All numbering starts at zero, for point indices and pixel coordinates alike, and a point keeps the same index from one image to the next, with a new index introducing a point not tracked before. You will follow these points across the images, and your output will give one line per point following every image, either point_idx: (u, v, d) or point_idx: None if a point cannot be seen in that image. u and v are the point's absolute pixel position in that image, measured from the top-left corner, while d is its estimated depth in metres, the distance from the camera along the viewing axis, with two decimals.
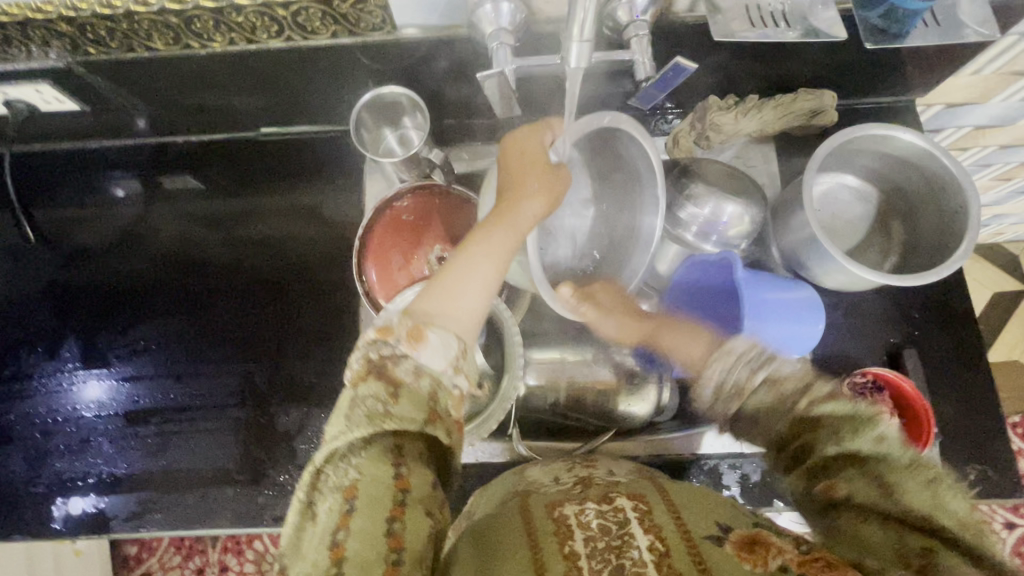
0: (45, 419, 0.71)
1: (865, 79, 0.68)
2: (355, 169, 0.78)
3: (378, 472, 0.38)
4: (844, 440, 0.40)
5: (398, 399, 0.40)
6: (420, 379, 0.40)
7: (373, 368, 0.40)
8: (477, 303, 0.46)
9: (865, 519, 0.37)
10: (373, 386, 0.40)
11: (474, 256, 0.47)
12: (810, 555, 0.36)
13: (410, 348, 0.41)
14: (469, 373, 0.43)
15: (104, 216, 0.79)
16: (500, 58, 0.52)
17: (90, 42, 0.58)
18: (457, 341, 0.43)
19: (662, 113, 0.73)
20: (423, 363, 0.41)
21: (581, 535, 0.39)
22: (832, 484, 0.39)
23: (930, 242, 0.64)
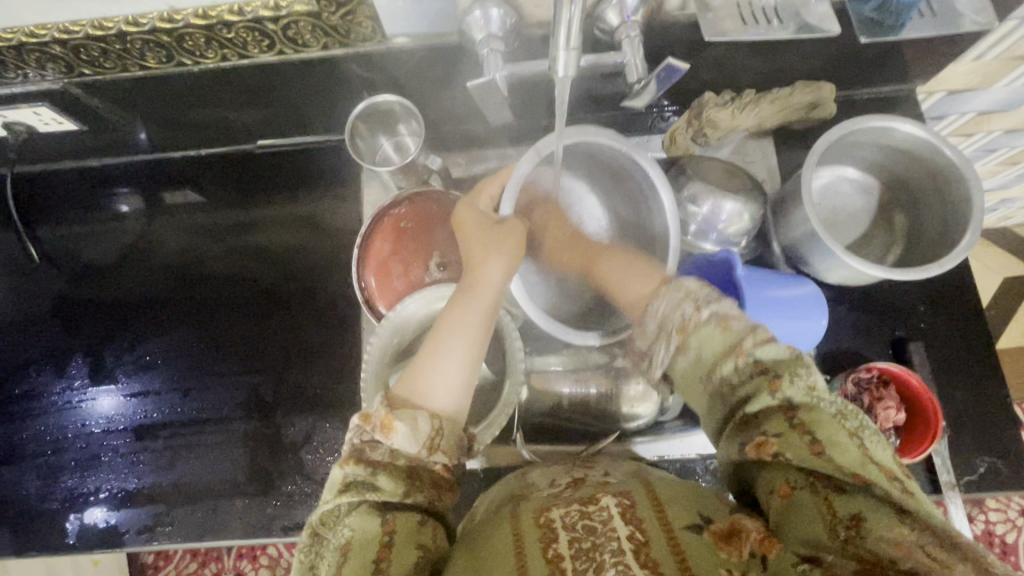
0: (55, 436, 0.72)
1: (862, 69, 0.67)
2: (352, 178, 0.78)
3: (368, 525, 0.41)
4: (779, 390, 0.40)
5: (378, 474, 0.42)
6: (396, 461, 0.43)
7: (352, 451, 0.43)
8: (455, 380, 0.48)
9: (794, 482, 0.38)
10: (353, 467, 0.43)
11: (443, 335, 0.49)
12: (770, 535, 0.38)
13: (384, 437, 0.43)
14: (446, 447, 0.45)
15: (107, 232, 0.80)
16: (491, 64, 0.52)
17: (84, 63, 0.59)
18: (426, 418, 0.45)
19: (658, 110, 0.72)
20: (397, 447, 0.43)
21: (565, 536, 0.39)
22: (763, 444, 0.40)
23: (932, 234, 0.63)
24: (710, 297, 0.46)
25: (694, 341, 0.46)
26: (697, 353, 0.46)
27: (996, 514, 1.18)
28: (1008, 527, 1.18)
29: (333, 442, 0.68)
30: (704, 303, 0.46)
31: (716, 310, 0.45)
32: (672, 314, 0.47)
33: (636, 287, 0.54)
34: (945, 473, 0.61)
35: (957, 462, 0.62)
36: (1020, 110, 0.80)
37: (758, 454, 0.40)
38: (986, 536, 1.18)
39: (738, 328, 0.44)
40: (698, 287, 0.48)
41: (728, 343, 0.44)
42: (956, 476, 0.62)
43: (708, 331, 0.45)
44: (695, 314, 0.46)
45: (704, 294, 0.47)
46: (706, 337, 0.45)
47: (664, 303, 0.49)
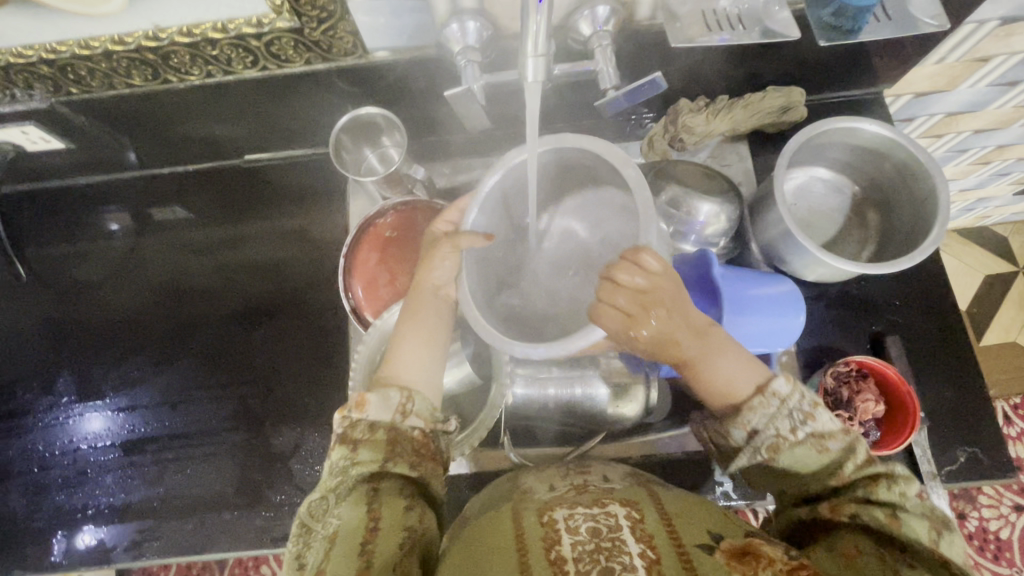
0: (42, 453, 0.71)
1: (830, 73, 0.70)
2: (339, 191, 0.79)
3: (354, 514, 0.43)
4: (875, 491, 0.44)
5: (360, 448, 0.45)
6: (375, 433, 0.45)
7: (337, 436, 0.46)
8: (423, 358, 0.51)
9: (859, 547, 0.42)
10: (339, 449, 0.45)
11: (408, 325, 0.53)
12: (796, 564, 0.38)
13: (357, 412, 0.46)
14: (421, 414, 0.48)
15: (96, 250, 0.81)
16: (469, 75, 0.53)
17: (71, 81, 0.61)
18: (398, 391, 0.47)
19: (637, 117, 0.74)
20: (374, 417, 0.46)
21: (569, 539, 0.40)
22: (838, 509, 0.44)
23: (904, 229, 0.65)
24: (805, 412, 0.46)
25: (785, 458, 0.46)
26: (787, 467, 0.47)
27: (989, 511, 1.19)
28: (1002, 524, 1.19)
29: (323, 451, 0.69)
30: (800, 424, 0.46)
31: (812, 432, 0.46)
32: (769, 429, 0.47)
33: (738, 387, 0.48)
34: (926, 464, 0.62)
35: (938, 453, 0.63)
36: (986, 110, 0.83)
37: (832, 511, 0.44)
38: (980, 533, 1.19)
39: (837, 448, 0.46)
40: (792, 395, 0.47)
41: (827, 465, 0.46)
42: (938, 467, 0.63)
43: (803, 450, 0.46)
44: (790, 430, 0.46)
45: (801, 406, 0.47)
46: (799, 454, 0.46)
47: (759, 416, 0.47)
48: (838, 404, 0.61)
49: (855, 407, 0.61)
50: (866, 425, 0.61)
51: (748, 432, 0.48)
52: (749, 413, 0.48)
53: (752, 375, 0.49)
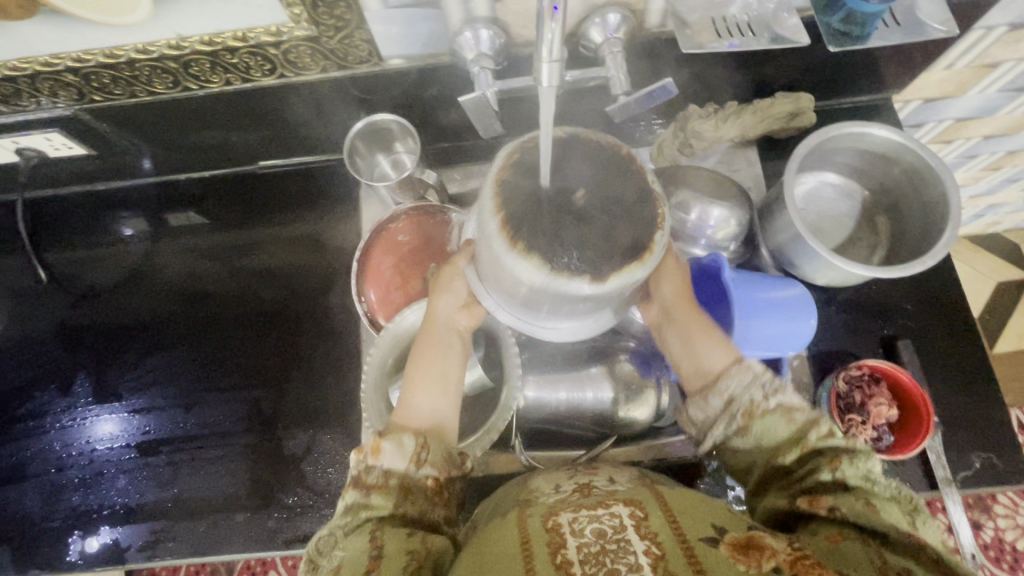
0: (59, 454, 0.72)
1: (839, 79, 0.70)
2: (351, 196, 0.81)
3: (358, 548, 0.43)
4: (840, 467, 0.43)
5: (372, 494, 0.45)
6: (388, 480, 0.45)
7: (350, 480, 0.46)
8: (434, 402, 0.51)
9: (845, 536, 0.40)
10: (353, 494, 0.45)
11: (420, 359, 0.53)
12: (799, 555, 0.38)
13: (375, 460, 0.46)
14: (435, 461, 0.47)
15: (113, 254, 0.82)
16: (482, 82, 0.55)
17: (94, 89, 0.62)
18: (412, 438, 0.47)
19: (646, 122, 0.75)
20: (387, 467, 0.46)
21: (574, 542, 0.40)
22: (815, 500, 0.42)
23: (914, 234, 0.65)
24: (777, 386, 0.47)
25: (758, 426, 0.46)
26: (759, 437, 0.46)
27: (1004, 520, 1.17)
28: (1018, 534, 1.17)
29: (334, 453, 0.69)
30: (771, 392, 0.46)
31: (782, 401, 0.46)
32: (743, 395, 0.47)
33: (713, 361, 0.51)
34: (940, 469, 0.62)
35: (952, 458, 0.63)
36: (996, 116, 0.83)
37: (810, 504, 0.42)
38: (996, 543, 1.17)
39: (803, 420, 0.45)
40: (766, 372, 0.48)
41: (794, 435, 0.45)
42: (953, 472, 0.62)
43: (773, 421, 0.46)
44: (758, 402, 0.47)
45: (774, 380, 0.47)
46: (771, 426, 0.46)
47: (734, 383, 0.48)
48: (851, 408, 0.62)
49: (868, 411, 0.61)
50: (879, 430, 0.61)
51: (726, 398, 0.48)
52: (723, 382, 0.49)
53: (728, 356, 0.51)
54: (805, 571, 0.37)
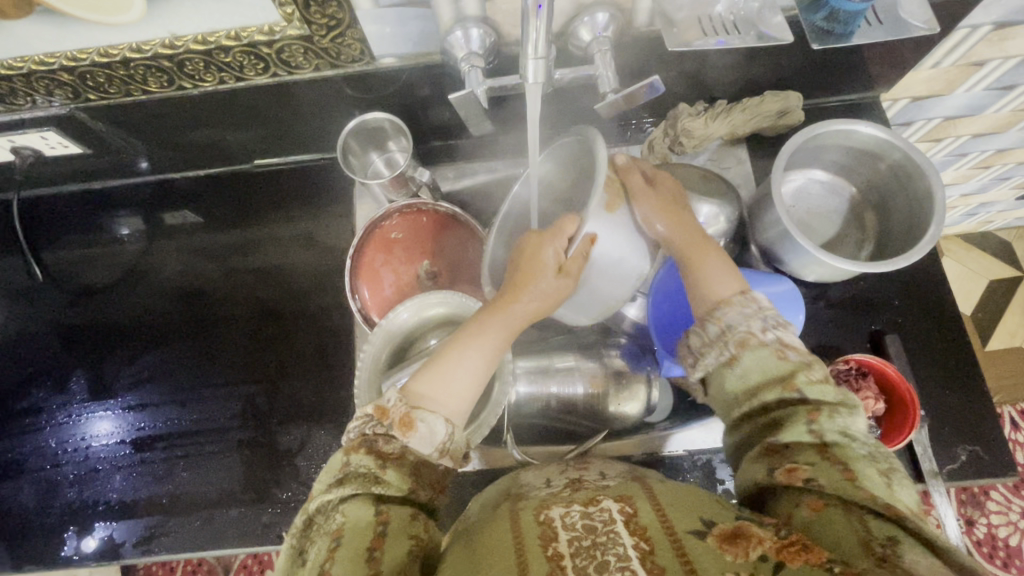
0: (55, 451, 0.73)
1: (827, 77, 0.71)
2: (345, 195, 0.81)
3: (364, 513, 0.42)
4: (815, 420, 0.42)
5: (387, 469, 0.44)
6: (405, 457, 0.45)
7: (364, 441, 0.45)
8: (465, 389, 0.49)
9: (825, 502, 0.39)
10: (364, 458, 0.44)
11: (471, 341, 0.50)
12: (787, 541, 0.37)
13: (401, 434, 0.45)
14: (455, 454, 0.47)
15: (109, 253, 0.83)
16: (472, 80, 0.55)
17: (89, 88, 0.63)
18: (441, 427, 0.47)
19: (637, 121, 0.76)
20: (409, 445, 0.45)
21: (565, 536, 0.41)
22: (793, 470, 0.41)
23: (901, 230, 0.66)
24: (778, 324, 0.47)
25: (749, 358, 0.46)
26: (747, 370, 0.46)
27: (997, 517, 1.18)
28: (1011, 530, 1.17)
29: (328, 448, 0.70)
30: (770, 325, 0.47)
31: (779, 336, 0.46)
32: (740, 326, 0.47)
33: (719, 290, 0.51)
34: (927, 461, 0.62)
35: (938, 451, 0.63)
36: (983, 115, 0.84)
37: (787, 477, 0.41)
38: (989, 540, 1.18)
39: (795, 359, 0.45)
40: (768, 307, 0.48)
41: (782, 371, 0.45)
42: (939, 465, 0.63)
43: (766, 354, 0.46)
44: (757, 330, 0.47)
45: (776, 316, 0.48)
46: (762, 359, 0.46)
47: (732, 313, 0.48)
48: None
49: None
50: (867, 423, 0.62)
51: (721, 325, 0.48)
52: (720, 310, 0.49)
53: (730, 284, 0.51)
54: (790, 558, 0.36)
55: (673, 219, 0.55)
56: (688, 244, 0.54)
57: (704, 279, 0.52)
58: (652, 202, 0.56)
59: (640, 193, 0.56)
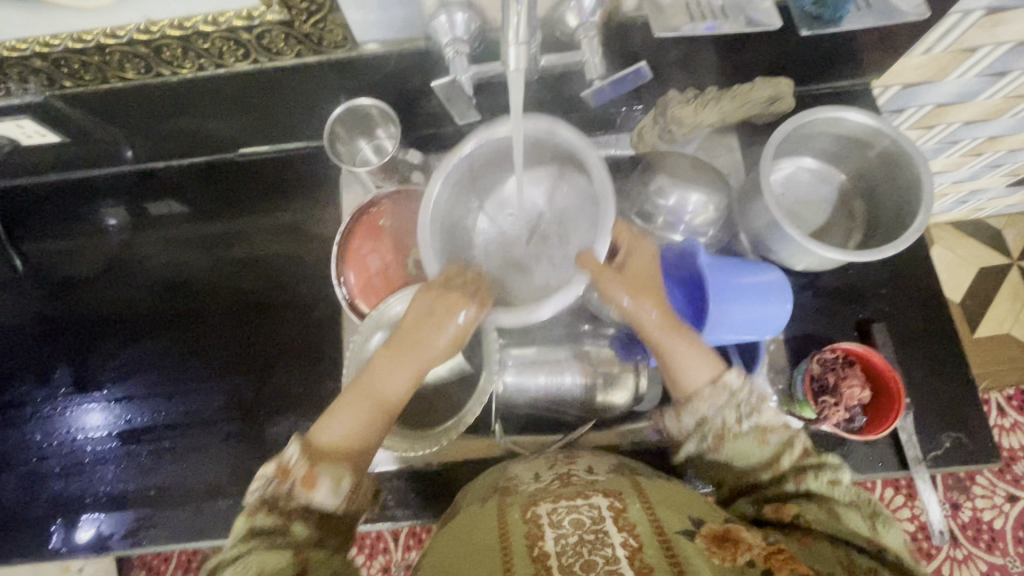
0: (41, 443, 0.72)
1: (818, 63, 0.70)
2: (332, 184, 0.80)
3: (277, 562, 0.44)
4: (803, 480, 0.46)
5: (292, 522, 0.46)
6: (309, 511, 0.46)
7: (262, 501, 0.46)
8: (346, 430, 0.50)
9: (812, 537, 0.43)
10: (267, 517, 0.46)
11: (377, 373, 0.52)
12: (773, 548, 0.41)
13: (303, 492, 0.47)
14: (360, 494, 0.49)
15: (93, 244, 0.81)
16: (457, 66, 0.54)
17: (65, 75, 0.61)
18: (346, 477, 0.48)
19: (627, 109, 0.75)
20: (315, 503, 0.47)
21: (552, 534, 0.42)
22: (780, 509, 0.45)
23: (889, 218, 0.65)
24: (752, 406, 0.49)
25: (729, 450, 0.49)
26: (729, 458, 0.49)
27: (982, 501, 1.20)
28: (995, 514, 1.19)
29: None
30: (745, 416, 0.49)
31: (755, 425, 0.48)
32: (716, 416, 0.49)
33: (697, 375, 0.51)
34: (912, 449, 0.63)
35: (924, 439, 0.64)
36: (975, 101, 0.84)
37: (775, 513, 0.45)
38: (973, 523, 1.20)
39: (775, 443, 0.48)
40: (742, 389, 0.50)
41: (767, 457, 0.48)
42: (924, 452, 0.64)
43: (748, 443, 0.48)
44: (733, 424, 0.49)
45: (749, 401, 0.49)
46: (744, 447, 0.48)
47: (708, 405, 0.50)
48: (825, 389, 0.62)
49: (842, 393, 0.62)
50: (851, 412, 0.62)
51: (698, 419, 0.50)
52: (693, 403, 0.50)
53: (708, 367, 0.51)
54: (777, 565, 0.40)
55: (658, 299, 0.54)
56: (669, 318, 0.53)
57: (680, 368, 0.52)
58: (631, 285, 0.54)
59: (618, 284, 0.53)
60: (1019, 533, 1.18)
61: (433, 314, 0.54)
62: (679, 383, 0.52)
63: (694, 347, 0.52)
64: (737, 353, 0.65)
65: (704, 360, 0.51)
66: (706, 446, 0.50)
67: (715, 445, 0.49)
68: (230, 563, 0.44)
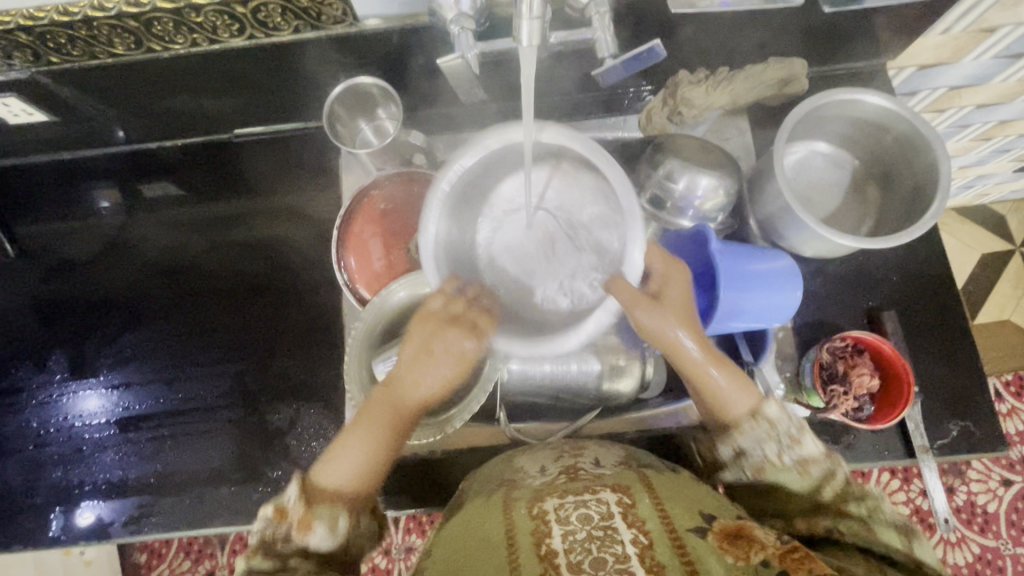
0: (38, 431, 0.71)
1: (832, 41, 0.68)
2: (331, 166, 0.78)
3: None
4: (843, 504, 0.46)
5: (288, 564, 0.47)
6: (309, 554, 0.47)
7: (261, 544, 0.47)
8: (355, 464, 0.50)
9: (845, 554, 0.44)
10: (262, 561, 0.47)
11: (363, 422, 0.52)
12: (788, 547, 0.40)
13: (299, 536, 0.47)
14: (359, 538, 0.50)
15: (86, 226, 0.79)
16: (462, 43, 0.52)
17: (50, 50, 0.58)
18: (343, 515, 0.49)
19: (636, 90, 0.73)
20: (312, 546, 0.47)
21: (559, 531, 0.41)
22: (815, 526, 0.46)
23: (903, 204, 0.64)
24: (793, 439, 0.48)
25: (770, 479, 0.48)
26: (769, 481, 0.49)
27: (977, 485, 1.21)
28: (989, 497, 1.21)
29: (319, 427, 0.69)
30: (786, 449, 0.48)
31: (796, 459, 0.47)
32: (757, 450, 0.49)
33: (735, 407, 0.50)
34: (919, 437, 0.63)
35: (931, 427, 0.64)
36: (989, 84, 0.82)
37: (808, 526, 0.47)
38: (967, 507, 1.21)
39: (817, 475, 0.47)
40: (782, 420, 0.48)
41: (807, 487, 0.47)
42: (931, 440, 0.63)
43: (787, 476, 0.48)
44: (776, 456, 0.48)
45: (789, 431, 0.48)
46: (784, 478, 0.48)
47: (749, 440, 0.49)
48: (833, 377, 0.62)
49: (850, 381, 0.61)
50: (860, 400, 0.62)
51: (735, 451, 0.50)
52: (733, 435, 0.50)
53: (747, 399, 0.50)
54: (794, 565, 0.39)
55: (697, 330, 0.52)
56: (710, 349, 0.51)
57: (718, 399, 0.51)
58: (664, 314, 0.52)
59: (650, 311, 0.51)
60: (1012, 516, 1.20)
61: (421, 351, 0.54)
62: (719, 413, 0.51)
63: (737, 378, 0.50)
64: (746, 341, 0.65)
65: (743, 397, 0.50)
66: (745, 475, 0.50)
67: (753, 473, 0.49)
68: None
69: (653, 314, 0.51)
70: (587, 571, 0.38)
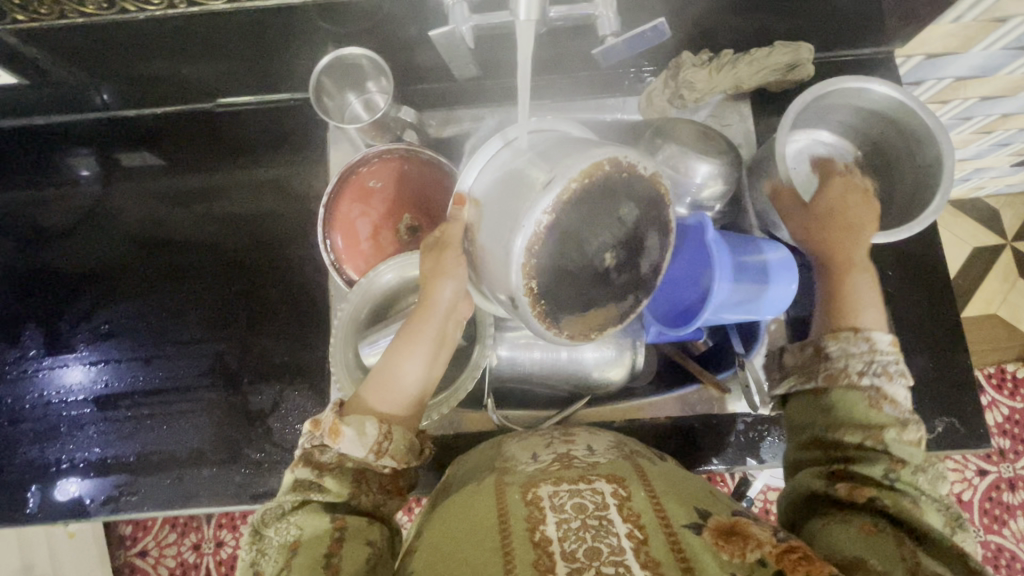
0: (13, 406, 0.70)
1: (841, 24, 0.66)
2: (317, 141, 0.75)
3: (315, 523, 0.44)
4: (895, 469, 0.45)
5: (325, 477, 0.46)
6: (342, 462, 0.46)
7: (302, 454, 0.46)
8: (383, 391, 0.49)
9: (879, 527, 0.42)
10: (302, 471, 0.46)
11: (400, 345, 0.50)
12: (785, 547, 0.39)
13: (332, 441, 0.45)
14: (395, 452, 0.47)
15: (60, 197, 0.76)
16: (457, 16, 0.50)
17: (17, 7, 0.54)
18: (376, 426, 0.46)
19: (635, 70, 0.70)
20: (344, 452, 0.45)
21: (554, 519, 0.41)
22: (855, 488, 0.45)
23: (903, 197, 0.63)
24: (892, 372, 0.48)
25: (840, 397, 0.48)
26: (833, 409, 0.48)
27: (953, 474, 1.24)
28: (964, 486, 1.24)
29: (302, 410, 0.67)
30: (870, 372, 0.47)
31: (879, 385, 0.47)
32: (848, 361, 0.49)
33: (857, 317, 0.51)
34: None
35: None
36: (995, 76, 0.80)
37: (848, 491, 0.45)
38: None
39: (890, 413, 0.47)
40: (886, 351, 0.48)
41: (873, 422, 0.47)
42: None
43: (859, 399, 0.47)
44: (855, 372, 0.48)
45: (888, 363, 0.48)
46: (853, 400, 0.48)
47: (839, 346, 0.49)
48: None
49: None
50: None
51: (818, 352, 0.50)
52: (839, 336, 0.50)
53: (875, 318, 0.50)
54: (790, 566, 0.38)
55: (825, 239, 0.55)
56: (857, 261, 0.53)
57: (848, 297, 0.52)
58: (815, 216, 0.56)
59: (799, 213, 0.58)
60: (986, 505, 1.23)
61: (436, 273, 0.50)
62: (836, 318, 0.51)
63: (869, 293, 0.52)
64: (738, 334, 0.66)
65: (868, 316, 0.51)
66: (814, 384, 0.50)
67: (824, 386, 0.49)
68: (273, 520, 0.45)
69: (828, 216, 0.55)
70: (581, 560, 0.38)
